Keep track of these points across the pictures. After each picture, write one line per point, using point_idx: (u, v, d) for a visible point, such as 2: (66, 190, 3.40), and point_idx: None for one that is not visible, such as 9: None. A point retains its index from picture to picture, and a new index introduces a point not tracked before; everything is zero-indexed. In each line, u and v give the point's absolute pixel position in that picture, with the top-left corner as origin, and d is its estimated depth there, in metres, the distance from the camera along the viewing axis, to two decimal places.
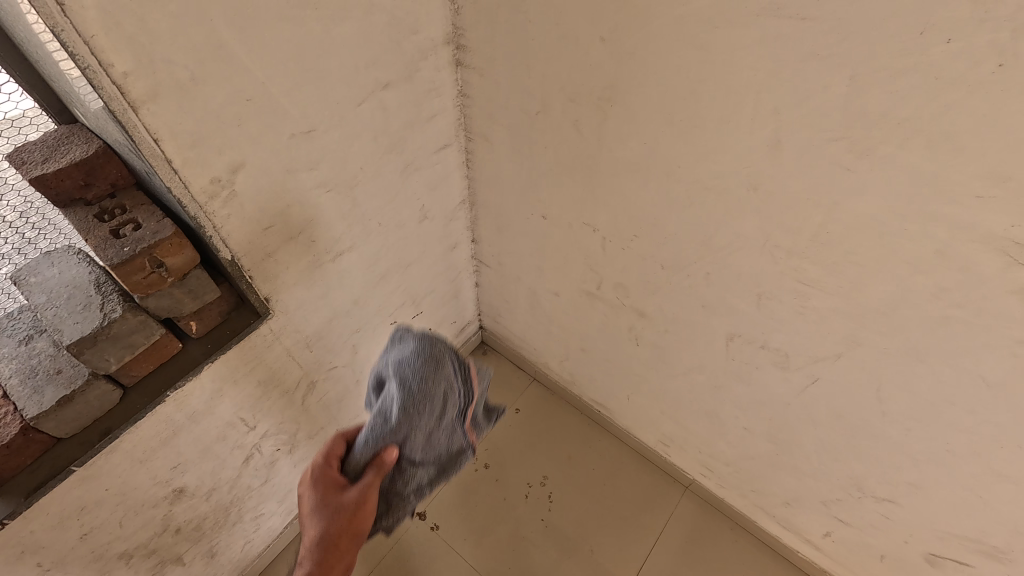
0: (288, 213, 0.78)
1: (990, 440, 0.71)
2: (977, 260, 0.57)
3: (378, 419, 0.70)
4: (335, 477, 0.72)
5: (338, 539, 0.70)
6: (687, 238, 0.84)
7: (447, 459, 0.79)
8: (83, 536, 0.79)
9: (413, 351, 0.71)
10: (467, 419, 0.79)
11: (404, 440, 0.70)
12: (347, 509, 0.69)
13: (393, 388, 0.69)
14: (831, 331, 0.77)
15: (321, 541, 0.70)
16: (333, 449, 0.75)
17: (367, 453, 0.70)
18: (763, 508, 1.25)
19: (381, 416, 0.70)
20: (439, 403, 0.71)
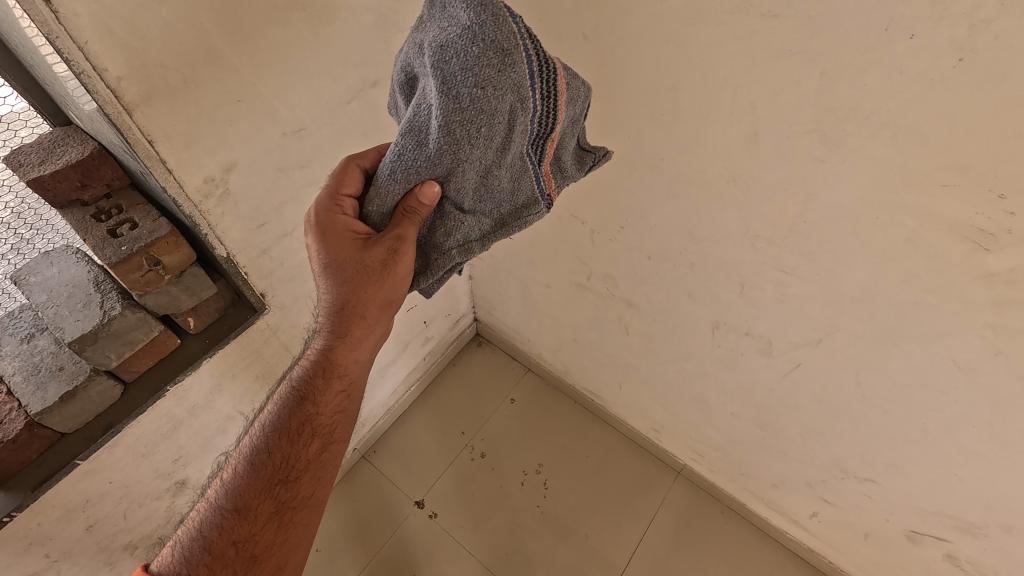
0: (281, 210, 0.80)
1: (961, 420, 0.74)
2: (944, 248, 0.60)
3: (409, 140, 0.53)
4: (353, 230, 0.62)
5: (364, 309, 0.65)
6: (672, 229, 0.86)
7: (508, 211, 0.63)
8: (88, 528, 0.81)
9: (464, 29, 0.48)
10: (538, 155, 0.60)
11: (448, 175, 0.55)
12: (372, 270, 0.60)
13: (433, 88, 0.49)
14: (811, 317, 0.79)
15: (341, 308, 0.65)
16: (342, 189, 0.63)
17: (398, 191, 0.56)
18: (751, 490, 1.28)
19: (413, 138, 0.53)
20: (500, 120, 0.52)
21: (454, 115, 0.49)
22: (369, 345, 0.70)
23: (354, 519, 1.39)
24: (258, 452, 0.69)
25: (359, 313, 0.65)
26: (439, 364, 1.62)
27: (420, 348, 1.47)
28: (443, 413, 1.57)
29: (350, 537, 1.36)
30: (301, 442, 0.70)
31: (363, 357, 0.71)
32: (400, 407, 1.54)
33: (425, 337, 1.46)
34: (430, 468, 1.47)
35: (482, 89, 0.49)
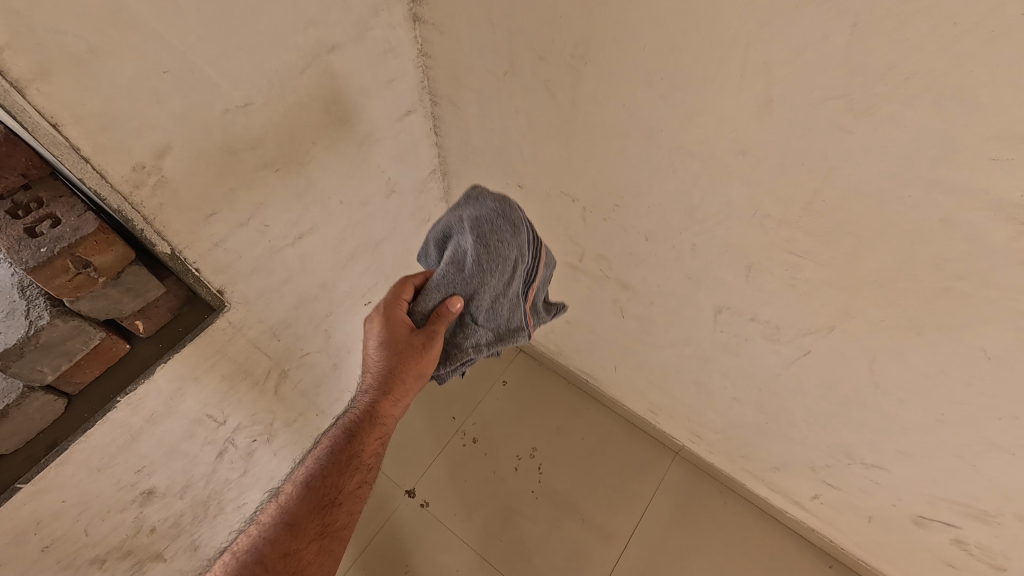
0: (232, 197, 0.71)
1: (985, 411, 0.69)
2: (984, 229, 0.52)
3: (451, 267, 0.70)
4: (403, 318, 0.73)
5: (403, 376, 0.72)
6: (672, 208, 0.78)
7: (504, 331, 0.79)
8: (44, 549, 0.75)
9: (492, 210, 0.70)
10: (524, 295, 0.80)
11: (472, 294, 0.71)
12: (413, 350, 0.71)
13: (469, 241, 0.69)
14: (824, 303, 0.72)
15: (388, 373, 0.72)
16: (401, 291, 0.75)
17: (435, 298, 0.72)
18: (752, 472, 1.24)
19: (454, 266, 0.70)
20: (516, 259, 0.71)
21: (482, 251, 0.68)
22: (402, 405, 0.77)
23: None
24: (297, 496, 0.68)
25: (403, 377, 0.72)
26: None
27: None
28: (432, 398, 1.52)
29: None
30: (346, 477, 0.70)
31: (398, 415, 0.76)
32: None
33: None
34: (421, 455, 1.42)
35: (503, 236, 0.70)
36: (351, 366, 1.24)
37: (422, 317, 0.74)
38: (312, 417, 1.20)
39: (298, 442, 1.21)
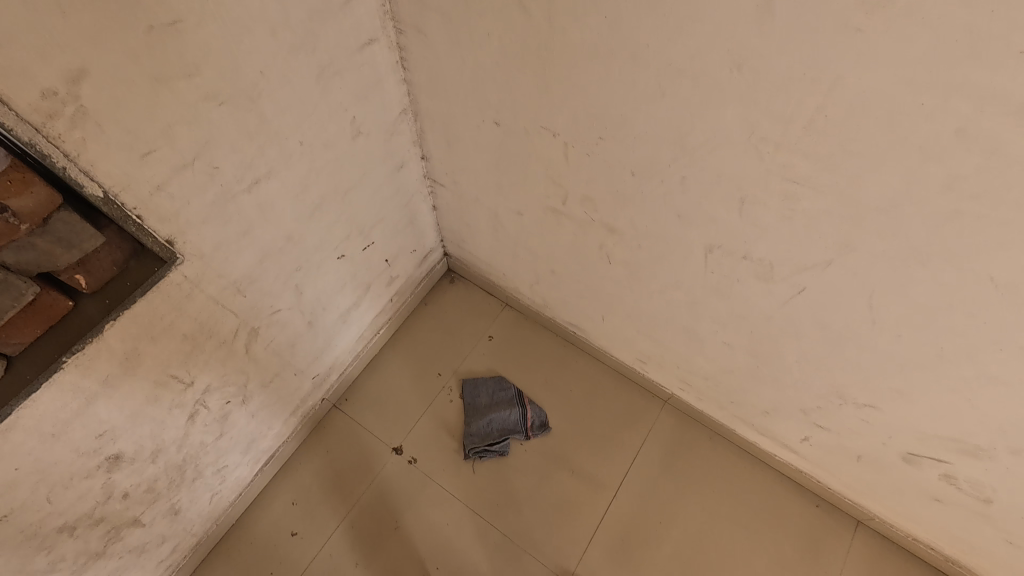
0: (171, 134, 0.64)
1: (987, 343, 0.66)
2: (1006, 138, 0.47)
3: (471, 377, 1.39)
4: None
5: None
6: (660, 136, 0.72)
7: (506, 389, 1.40)
8: (3, 519, 0.72)
9: (495, 381, 1.41)
10: (520, 396, 1.39)
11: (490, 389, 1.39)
12: None
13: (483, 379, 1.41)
14: (824, 235, 0.67)
15: None
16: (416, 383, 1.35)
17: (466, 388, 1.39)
18: (741, 418, 1.23)
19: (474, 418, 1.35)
20: (509, 400, 1.38)
21: (489, 382, 1.41)
22: None
23: (329, 470, 1.31)
24: None
25: None
26: (410, 304, 1.50)
27: (385, 289, 1.34)
28: (417, 355, 1.47)
29: (326, 489, 1.29)
30: None
31: None
32: (371, 352, 1.44)
33: (389, 278, 1.33)
34: (407, 413, 1.39)
35: (505, 380, 1.42)
36: (328, 324, 1.19)
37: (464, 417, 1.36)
38: (290, 378, 1.16)
39: (277, 403, 1.16)
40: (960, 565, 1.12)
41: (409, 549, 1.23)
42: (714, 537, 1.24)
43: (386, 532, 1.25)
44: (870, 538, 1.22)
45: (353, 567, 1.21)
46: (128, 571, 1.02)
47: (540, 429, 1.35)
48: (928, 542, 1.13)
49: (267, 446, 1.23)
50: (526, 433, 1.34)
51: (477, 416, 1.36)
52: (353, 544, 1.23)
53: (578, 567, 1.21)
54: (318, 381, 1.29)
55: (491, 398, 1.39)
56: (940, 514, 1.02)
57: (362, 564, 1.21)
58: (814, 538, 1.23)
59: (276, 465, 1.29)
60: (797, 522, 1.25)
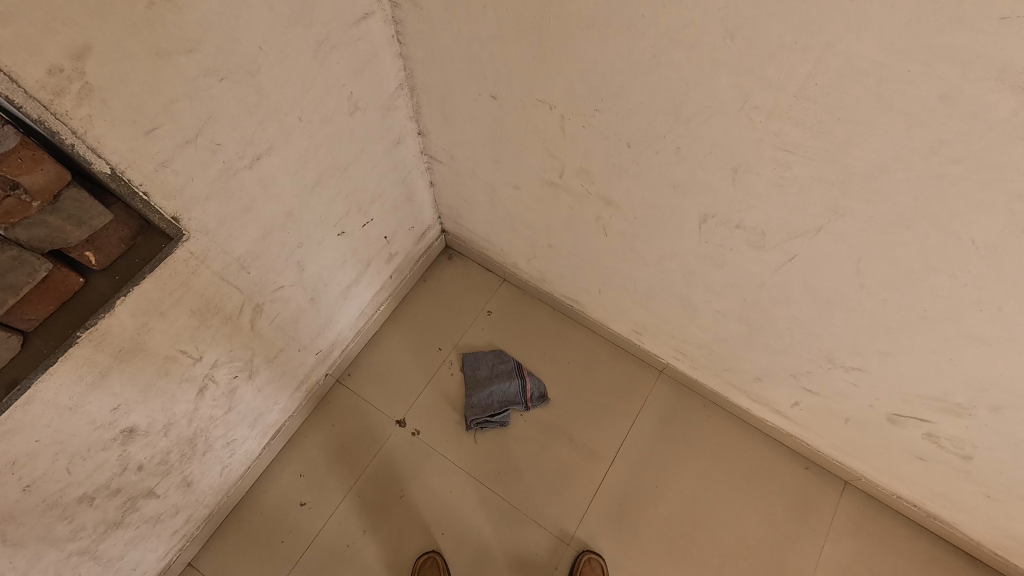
0: (173, 110, 0.65)
1: (969, 303, 0.68)
2: (988, 102, 0.49)
3: None
4: None
5: None
6: (655, 106, 0.73)
7: (505, 361, 1.43)
8: (26, 489, 0.74)
9: (494, 354, 1.44)
10: (519, 367, 1.42)
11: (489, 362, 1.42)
12: None
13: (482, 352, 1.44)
14: (814, 201, 0.69)
15: None
16: None
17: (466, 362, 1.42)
18: (734, 384, 1.26)
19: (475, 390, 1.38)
20: (508, 371, 1.41)
21: (488, 355, 1.44)
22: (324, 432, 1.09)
23: (334, 443, 1.35)
24: None
25: None
26: (409, 281, 1.52)
27: (385, 265, 1.36)
28: (417, 330, 1.49)
29: (333, 461, 1.33)
30: None
31: None
32: (372, 328, 1.46)
33: (389, 254, 1.35)
34: (409, 386, 1.42)
35: (503, 352, 1.45)
36: (330, 300, 1.21)
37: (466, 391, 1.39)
38: (294, 353, 1.18)
39: (282, 378, 1.19)
40: (941, 520, 1.18)
41: (414, 516, 1.27)
42: (708, 499, 1.28)
43: (392, 500, 1.29)
44: (856, 497, 1.28)
45: (361, 534, 1.25)
46: (145, 541, 1.05)
47: (540, 400, 1.38)
48: (911, 499, 1.19)
49: (274, 420, 1.26)
50: (526, 404, 1.38)
51: (478, 389, 1.39)
52: (360, 512, 1.27)
53: (578, 530, 1.26)
54: (321, 356, 1.31)
55: (491, 371, 1.42)
56: (923, 471, 1.06)
57: (370, 531, 1.25)
58: (803, 498, 1.28)
59: (283, 438, 1.32)
60: (787, 483, 1.30)
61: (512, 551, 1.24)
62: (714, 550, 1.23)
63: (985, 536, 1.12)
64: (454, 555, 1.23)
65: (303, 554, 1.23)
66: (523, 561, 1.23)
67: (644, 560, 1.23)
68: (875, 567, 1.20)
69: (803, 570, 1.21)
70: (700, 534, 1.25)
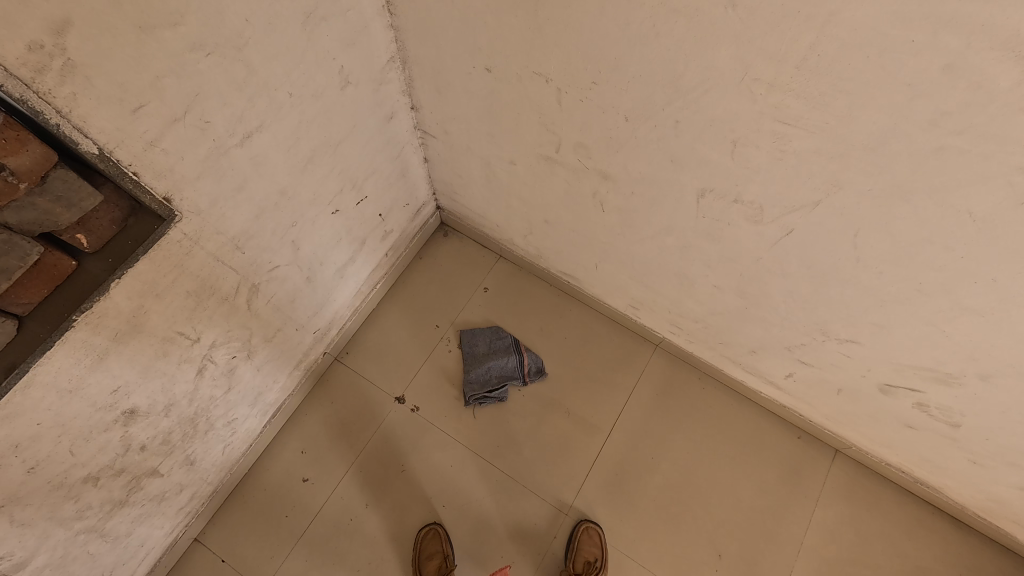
0: (160, 87, 0.63)
1: (963, 275, 0.69)
2: (992, 72, 0.49)
3: None
4: None
5: None
6: (654, 79, 0.72)
7: (503, 338, 1.43)
8: (31, 471, 0.75)
9: (492, 331, 1.45)
10: (517, 343, 1.43)
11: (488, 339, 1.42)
12: None
13: (480, 329, 1.45)
14: (812, 175, 0.69)
15: None
16: None
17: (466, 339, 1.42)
18: (729, 357, 1.28)
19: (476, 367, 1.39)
20: (506, 347, 1.42)
21: (485, 332, 1.45)
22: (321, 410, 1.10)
23: (334, 420, 1.36)
24: None
25: None
26: (405, 258, 1.51)
27: (380, 243, 1.35)
28: (414, 307, 1.49)
29: (334, 437, 1.34)
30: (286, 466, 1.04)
31: None
32: (368, 306, 1.46)
33: (384, 232, 1.33)
34: (407, 363, 1.43)
35: (501, 329, 1.45)
36: (326, 279, 1.20)
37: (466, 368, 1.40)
38: (292, 332, 1.18)
39: (280, 357, 1.19)
40: (927, 485, 1.21)
41: (415, 490, 1.29)
42: (703, 470, 1.31)
43: (394, 475, 1.31)
44: (846, 464, 1.31)
45: (363, 508, 1.27)
46: (151, 518, 1.07)
47: (537, 375, 1.40)
48: (899, 465, 1.22)
49: (273, 398, 1.26)
50: (524, 378, 1.39)
51: (477, 365, 1.40)
52: (363, 487, 1.29)
53: (576, 500, 1.29)
54: (319, 335, 1.31)
55: (489, 347, 1.43)
56: (911, 439, 1.09)
57: (372, 505, 1.28)
58: (794, 467, 1.31)
59: (283, 416, 1.33)
60: (780, 452, 1.33)
61: (512, 522, 1.27)
62: (707, 517, 1.27)
63: (969, 499, 1.16)
64: (455, 526, 1.26)
65: (308, 527, 1.25)
66: (523, 531, 1.26)
67: (640, 528, 1.26)
68: (862, 530, 1.24)
69: (794, 534, 1.25)
70: (694, 503, 1.28)
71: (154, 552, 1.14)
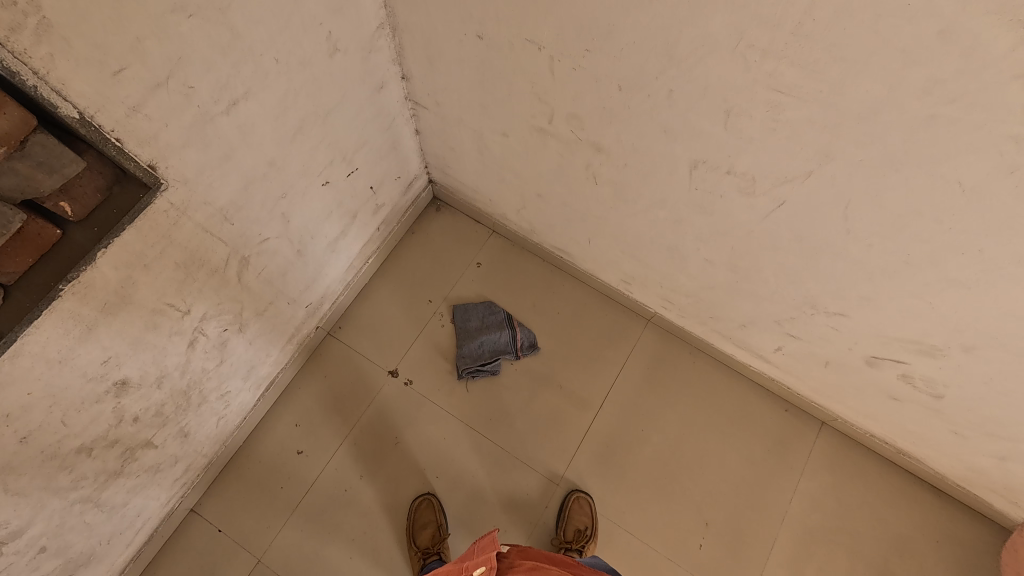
0: (141, 50, 0.61)
1: (950, 246, 0.70)
2: (985, 37, 0.48)
3: None
4: None
5: None
6: (648, 46, 0.71)
7: (496, 313, 1.43)
8: (23, 440, 0.75)
9: (485, 306, 1.45)
10: (509, 318, 1.43)
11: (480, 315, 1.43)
12: None
13: (474, 304, 1.45)
14: (804, 146, 0.69)
15: None
16: None
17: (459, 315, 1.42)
18: (719, 331, 1.29)
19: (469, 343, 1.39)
20: (498, 321, 1.42)
21: (478, 307, 1.45)
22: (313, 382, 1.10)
23: (328, 393, 1.37)
24: None
25: None
26: (397, 233, 1.50)
27: (371, 217, 1.34)
28: (406, 282, 1.49)
29: (327, 411, 1.35)
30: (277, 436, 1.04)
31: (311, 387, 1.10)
32: (360, 281, 1.45)
33: (375, 206, 1.32)
34: (400, 338, 1.43)
35: (493, 304, 1.45)
36: (317, 253, 1.20)
37: (460, 343, 1.41)
38: (283, 306, 1.18)
39: (272, 331, 1.19)
40: (910, 455, 1.24)
41: (409, 462, 1.31)
42: (692, 442, 1.34)
43: (388, 447, 1.32)
44: (832, 436, 1.34)
45: (358, 479, 1.29)
46: (147, 489, 1.08)
47: (530, 349, 1.41)
48: (883, 437, 1.25)
49: (266, 371, 1.26)
50: (517, 353, 1.40)
51: (470, 340, 1.41)
52: (357, 459, 1.31)
53: (567, 471, 1.31)
54: (311, 309, 1.31)
55: (482, 322, 1.43)
56: (895, 411, 1.11)
57: (366, 477, 1.29)
58: (781, 438, 1.34)
59: (277, 390, 1.34)
60: (768, 425, 1.35)
61: (504, 492, 1.29)
62: (695, 487, 1.29)
63: (949, 469, 1.19)
64: (448, 496, 1.28)
65: (303, 498, 1.27)
66: (514, 501, 1.28)
67: (630, 498, 1.29)
68: (845, 499, 1.28)
69: (779, 503, 1.28)
70: (683, 474, 1.31)
71: (150, 522, 1.16)
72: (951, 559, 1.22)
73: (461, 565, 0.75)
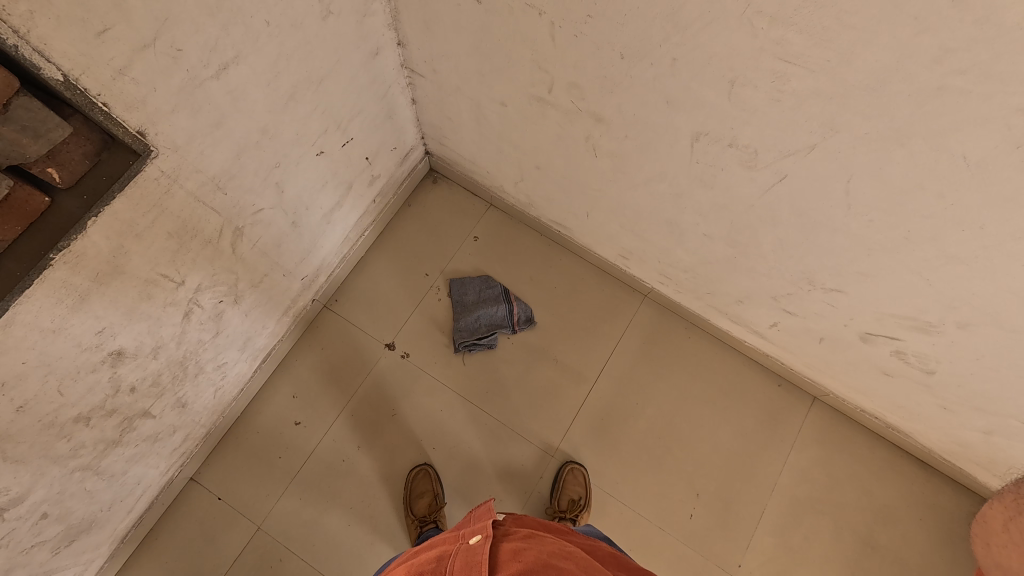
0: (126, 9, 0.59)
1: (951, 222, 0.69)
2: (1000, 5, 0.47)
3: None
4: None
5: None
6: (652, 12, 0.69)
7: (492, 288, 1.43)
8: (20, 409, 0.75)
9: (482, 280, 1.44)
10: (506, 293, 1.42)
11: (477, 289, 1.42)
12: None
13: (470, 279, 1.44)
14: (808, 119, 0.68)
15: None
16: None
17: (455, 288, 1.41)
18: (715, 307, 1.30)
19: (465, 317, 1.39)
20: (495, 295, 1.42)
21: (475, 281, 1.44)
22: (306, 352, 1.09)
23: (325, 366, 1.37)
24: None
25: None
26: (393, 205, 1.48)
27: (367, 188, 1.32)
28: (403, 255, 1.48)
29: (325, 383, 1.36)
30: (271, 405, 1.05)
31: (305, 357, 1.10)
32: (356, 253, 1.44)
33: (371, 177, 1.30)
34: (396, 311, 1.43)
35: (490, 278, 1.44)
36: (312, 224, 1.18)
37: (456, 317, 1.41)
38: (279, 278, 1.17)
39: (268, 302, 1.18)
40: (899, 430, 1.26)
41: (406, 433, 1.33)
42: (686, 415, 1.35)
43: (384, 419, 1.33)
44: (823, 411, 1.35)
45: (355, 450, 1.31)
46: (146, 457, 1.09)
47: (527, 323, 1.41)
48: (873, 411, 1.27)
49: (263, 342, 1.26)
50: (513, 327, 1.40)
51: (466, 314, 1.40)
52: (354, 430, 1.32)
53: (562, 443, 1.33)
54: (307, 281, 1.30)
55: (478, 296, 1.42)
56: (887, 386, 1.13)
57: (364, 447, 1.31)
58: (773, 413, 1.36)
59: (274, 361, 1.34)
60: (760, 400, 1.37)
61: (500, 463, 1.31)
62: (687, 459, 1.32)
63: (938, 443, 1.21)
64: (445, 467, 1.30)
65: (301, 468, 1.29)
66: (510, 471, 1.30)
67: (623, 469, 1.31)
68: (833, 472, 1.31)
69: (769, 474, 1.31)
70: (676, 446, 1.33)
71: (150, 490, 1.17)
72: (933, 529, 1.25)
73: (458, 532, 0.76)
